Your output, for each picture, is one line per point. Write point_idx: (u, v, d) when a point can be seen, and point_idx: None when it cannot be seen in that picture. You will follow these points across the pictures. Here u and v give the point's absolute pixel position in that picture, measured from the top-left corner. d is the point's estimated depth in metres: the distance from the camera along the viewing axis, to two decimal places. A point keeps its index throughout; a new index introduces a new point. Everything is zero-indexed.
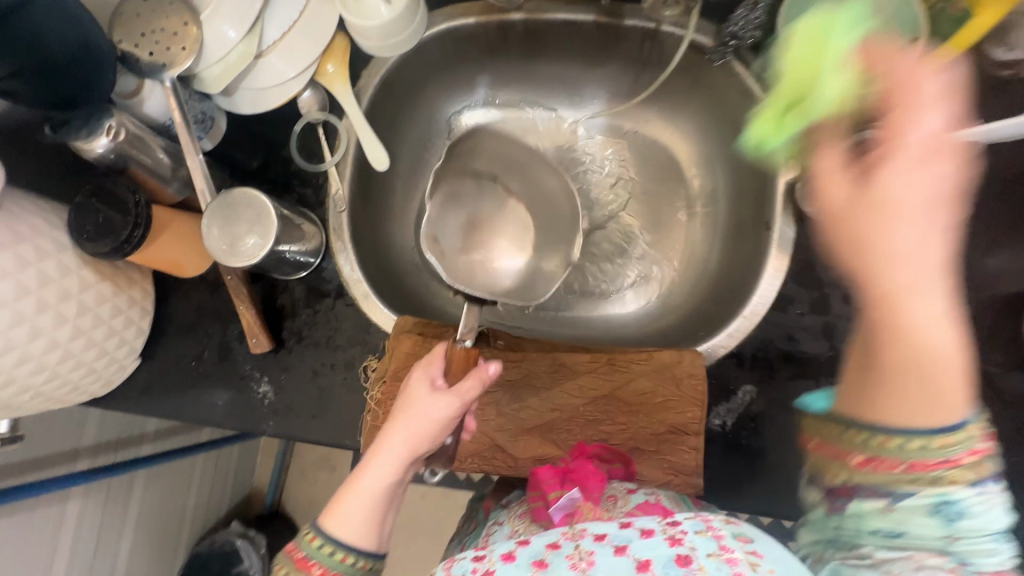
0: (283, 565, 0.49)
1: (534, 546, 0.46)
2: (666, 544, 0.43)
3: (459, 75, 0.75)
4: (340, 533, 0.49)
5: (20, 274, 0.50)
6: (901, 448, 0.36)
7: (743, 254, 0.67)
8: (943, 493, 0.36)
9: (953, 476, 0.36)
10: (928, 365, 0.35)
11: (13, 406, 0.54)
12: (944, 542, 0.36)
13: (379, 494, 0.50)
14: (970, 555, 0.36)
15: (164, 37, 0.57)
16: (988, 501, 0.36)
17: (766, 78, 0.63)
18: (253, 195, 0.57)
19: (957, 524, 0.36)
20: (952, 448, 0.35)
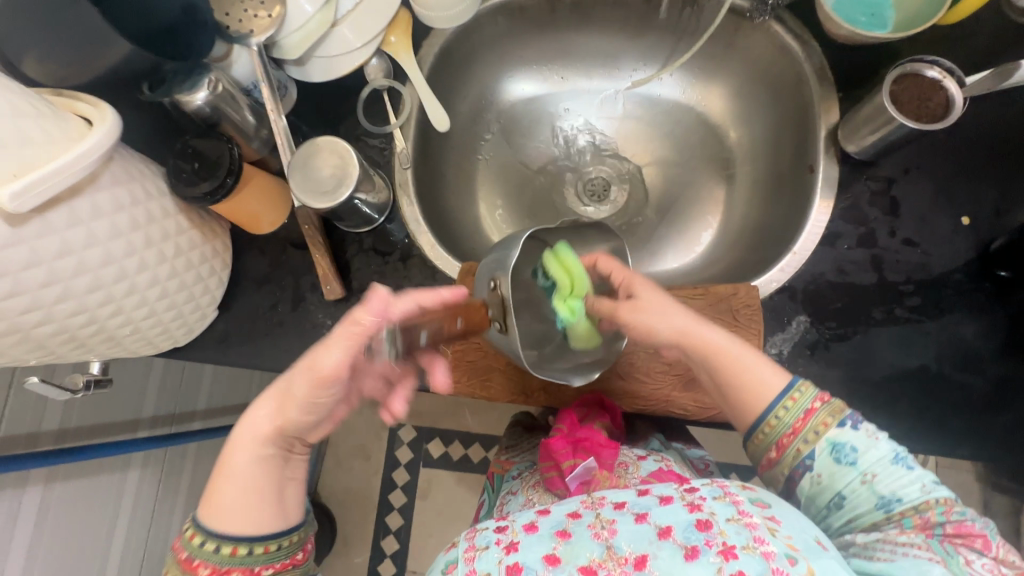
0: (171, 567, 0.45)
1: (555, 516, 0.50)
2: (685, 510, 0.47)
3: (507, 50, 0.80)
4: (219, 526, 0.45)
5: (132, 209, 0.53)
6: (779, 422, 0.52)
7: (786, 200, 0.71)
8: (829, 441, 0.50)
9: (825, 421, 0.51)
10: (741, 364, 0.54)
11: (115, 340, 0.58)
12: (872, 489, 0.48)
13: (249, 478, 0.47)
14: (893, 492, 0.48)
15: (251, 5, 0.63)
16: (868, 434, 0.50)
17: (803, 34, 0.67)
18: (335, 142, 0.62)
19: (859, 464, 0.49)
20: (802, 400, 0.52)
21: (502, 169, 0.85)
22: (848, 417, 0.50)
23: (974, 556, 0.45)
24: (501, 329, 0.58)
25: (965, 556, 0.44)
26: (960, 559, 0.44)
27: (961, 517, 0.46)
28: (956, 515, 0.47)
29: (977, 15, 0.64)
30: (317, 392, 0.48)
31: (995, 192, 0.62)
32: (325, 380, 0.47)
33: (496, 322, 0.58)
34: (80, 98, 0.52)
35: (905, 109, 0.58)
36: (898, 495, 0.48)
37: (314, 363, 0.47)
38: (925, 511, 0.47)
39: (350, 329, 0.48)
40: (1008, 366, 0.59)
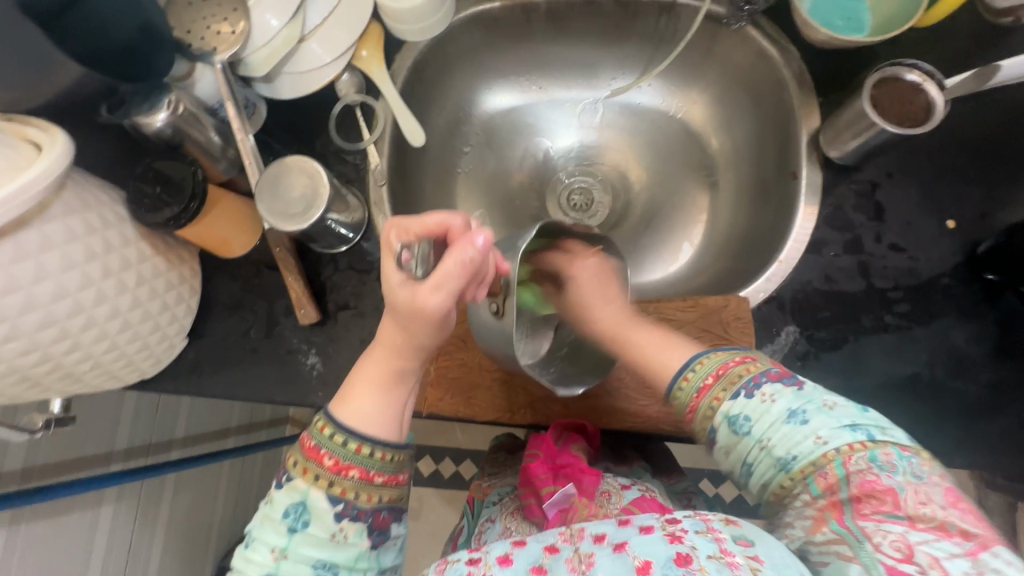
0: (296, 452, 0.48)
1: (531, 550, 0.47)
2: (665, 542, 0.43)
3: (483, 62, 0.79)
4: (349, 421, 0.48)
5: (88, 239, 0.50)
6: (685, 396, 0.50)
7: (770, 206, 0.70)
8: (725, 416, 0.47)
9: (718, 395, 0.48)
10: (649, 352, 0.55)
11: (74, 376, 0.55)
12: (770, 454, 0.45)
13: (383, 382, 0.51)
14: (788, 451, 0.44)
15: (215, 22, 0.60)
16: (763, 399, 0.46)
17: (781, 40, 0.67)
18: (305, 162, 0.59)
19: (754, 433, 0.46)
20: (702, 370, 0.50)
21: (481, 181, 0.83)
22: (743, 384, 0.47)
23: (885, 530, 0.39)
24: (496, 312, 0.53)
25: (877, 533, 0.39)
26: (871, 541, 0.39)
27: (864, 469, 0.41)
28: (859, 465, 0.42)
29: (954, 16, 0.64)
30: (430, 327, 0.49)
31: (979, 194, 0.62)
32: (434, 316, 0.47)
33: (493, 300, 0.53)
34: (30, 123, 0.50)
35: (886, 113, 0.57)
36: (792, 453, 0.44)
37: (419, 306, 0.47)
38: (825, 469, 0.42)
39: (450, 273, 0.45)
40: (1001, 370, 0.58)
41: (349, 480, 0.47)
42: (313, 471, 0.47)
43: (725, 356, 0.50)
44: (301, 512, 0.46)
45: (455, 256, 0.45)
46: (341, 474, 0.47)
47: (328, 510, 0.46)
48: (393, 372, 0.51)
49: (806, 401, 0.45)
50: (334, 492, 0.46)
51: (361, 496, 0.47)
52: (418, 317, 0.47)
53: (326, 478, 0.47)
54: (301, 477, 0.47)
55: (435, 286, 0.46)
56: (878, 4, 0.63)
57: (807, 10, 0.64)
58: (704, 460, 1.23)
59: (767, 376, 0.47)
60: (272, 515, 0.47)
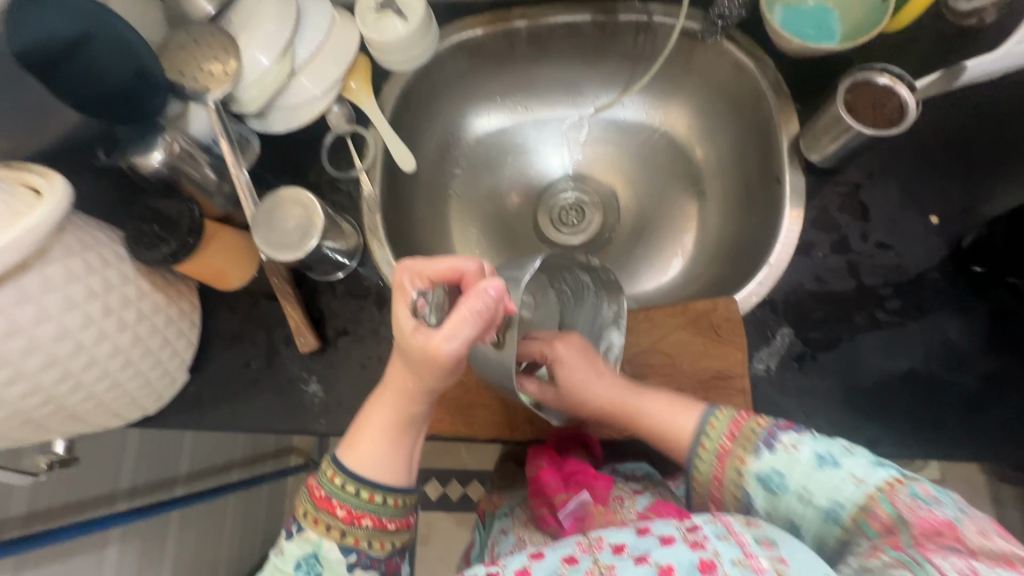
0: (307, 503, 0.48)
1: (548, 562, 0.47)
2: (687, 550, 0.43)
3: (468, 87, 0.81)
4: (358, 467, 0.48)
5: (88, 278, 0.51)
6: (710, 447, 0.51)
7: (756, 211, 0.71)
8: (753, 475, 0.48)
9: (742, 455, 0.49)
10: (672, 430, 0.54)
11: (77, 417, 0.55)
12: (812, 505, 0.45)
13: (387, 425, 0.49)
14: (832, 499, 0.45)
15: (206, 63, 0.61)
16: (786, 449, 0.47)
17: (755, 51, 0.69)
18: (297, 192, 0.61)
19: (789, 486, 0.46)
20: (717, 429, 0.51)
21: (474, 202, 0.84)
22: (762, 439, 0.49)
23: (948, 559, 0.36)
24: (497, 344, 0.52)
25: (939, 559, 0.36)
26: (933, 566, 0.35)
27: (912, 500, 0.41)
28: (904, 495, 0.41)
29: (921, 21, 0.66)
30: (439, 372, 0.46)
31: (959, 189, 0.63)
32: (446, 364, 0.46)
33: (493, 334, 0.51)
34: (29, 169, 0.51)
35: (859, 116, 0.59)
36: (838, 501, 0.44)
37: (431, 351, 0.45)
38: (873, 508, 0.42)
39: (462, 317, 0.44)
40: (996, 361, 0.58)
41: (361, 530, 0.47)
42: (325, 522, 0.47)
43: (738, 407, 0.52)
44: (313, 563, 0.47)
45: (469, 303, 0.44)
46: (354, 523, 0.47)
47: (340, 560, 0.47)
48: (402, 419, 0.50)
49: (831, 443, 0.47)
50: (347, 542, 0.47)
51: (375, 543, 0.48)
52: (429, 363, 0.46)
53: (338, 529, 0.47)
54: (313, 528, 0.47)
55: (448, 334, 0.44)
56: (846, 12, 0.66)
57: (778, 21, 0.66)
58: None
59: (781, 427, 0.49)
60: (282, 567, 0.47)
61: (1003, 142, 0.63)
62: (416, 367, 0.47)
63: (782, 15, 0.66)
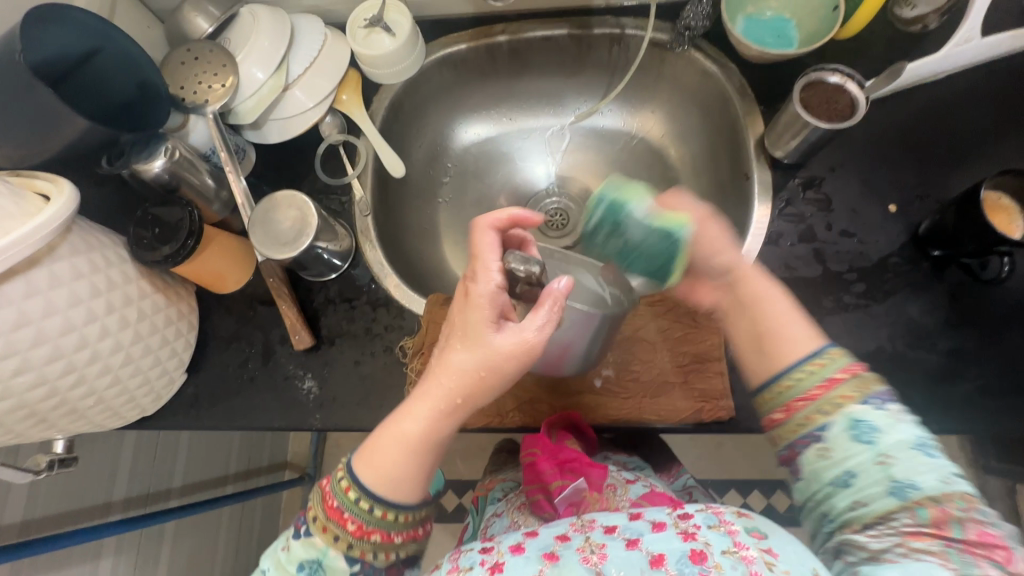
0: (318, 508, 0.51)
1: (543, 538, 0.49)
2: (679, 539, 0.45)
3: (455, 99, 0.85)
4: (370, 485, 0.50)
5: (92, 276, 0.54)
6: (801, 382, 0.49)
7: (728, 207, 0.75)
8: (849, 416, 0.46)
9: (846, 397, 0.47)
10: (782, 331, 0.53)
11: (78, 413, 0.57)
12: (886, 471, 0.44)
13: (405, 445, 0.50)
14: (908, 477, 0.43)
15: (205, 77, 0.65)
16: (893, 415, 0.46)
17: (720, 58, 0.74)
18: (294, 194, 0.64)
19: (877, 444, 0.45)
20: (827, 367, 0.48)
21: (462, 208, 0.88)
22: (875, 395, 0.46)
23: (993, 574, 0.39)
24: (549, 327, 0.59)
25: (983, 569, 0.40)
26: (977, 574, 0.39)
27: (983, 521, 0.41)
28: (978, 515, 0.42)
29: (870, 30, 0.71)
30: (522, 365, 0.51)
31: (913, 179, 0.67)
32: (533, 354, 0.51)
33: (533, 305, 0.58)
34: (38, 176, 0.54)
35: (816, 114, 0.64)
36: (914, 481, 0.43)
37: (525, 345, 0.50)
38: (944, 503, 0.42)
39: (543, 312, 0.50)
40: (957, 337, 0.62)
41: (369, 543, 0.50)
42: (333, 531, 0.50)
43: (837, 363, 0.48)
44: (316, 567, 0.50)
45: (552, 299, 0.50)
46: (362, 537, 0.50)
47: (345, 568, 0.50)
48: (437, 439, 0.52)
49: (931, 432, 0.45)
50: (353, 553, 0.50)
51: (379, 556, 0.51)
52: (522, 358, 0.51)
53: (347, 541, 0.50)
54: (321, 535, 0.50)
55: (541, 321, 0.50)
56: (802, 22, 0.71)
57: (739, 31, 0.71)
58: (706, 470, 1.25)
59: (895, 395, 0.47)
60: (287, 564, 0.50)
61: (952, 136, 0.68)
62: (500, 361, 0.50)
63: (742, 27, 0.72)
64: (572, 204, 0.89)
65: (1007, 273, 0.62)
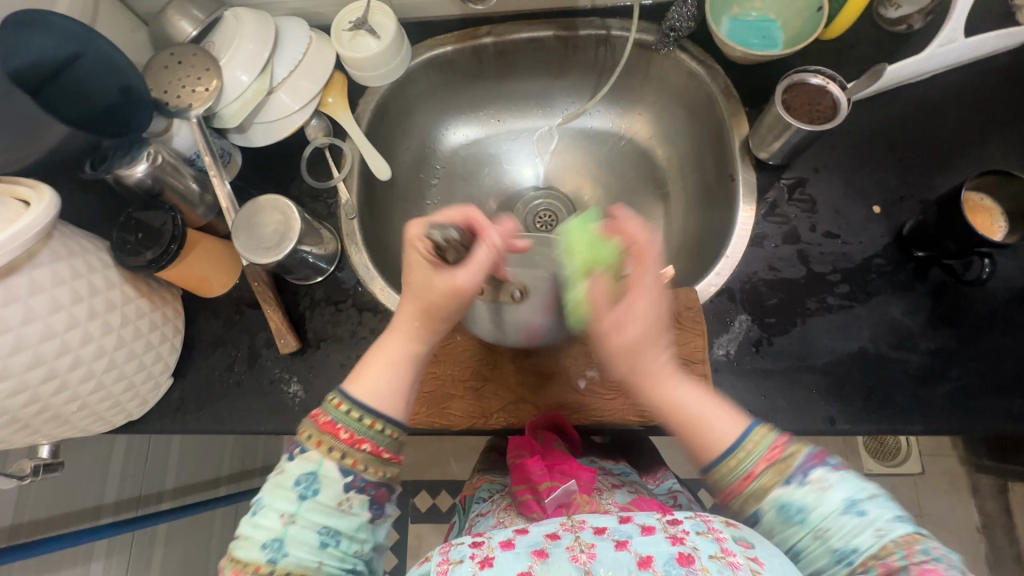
0: (308, 425, 0.49)
1: (532, 536, 0.49)
2: (667, 543, 0.45)
3: (442, 101, 0.85)
4: (364, 399, 0.50)
5: (74, 282, 0.54)
6: (729, 475, 0.48)
7: (714, 208, 0.75)
8: (774, 501, 0.46)
9: (769, 480, 0.46)
10: (703, 426, 0.51)
11: (62, 418, 0.57)
12: (826, 543, 0.44)
13: (392, 363, 0.54)
14: (846, 543, 0.43)
15: (189, 81, 0.65)
16: (816, 486, 0.45)
17: (706, 60, 0.74)
18: (279, 200, 0.64)
19: (809, 519, 0.45)
20: (753, 453, 0.47)
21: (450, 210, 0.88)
22: (795, 471, 0.46)
23: None
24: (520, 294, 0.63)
25: None
26: None
27: (926, 560, 0.40)
28: (920, 556, 0.41)
29: (856, 30, 0.71)
30: (460, 306, 0.56)
31: (897, 181, 0.67)
32: (466, 296, 0.56)
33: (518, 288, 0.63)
34: (18, 182, 0.54)
35: (799, 116, 0.64)
36: (852, 545, 0.43)
37: (456, 286, 0.55)
38: (886, 557, 0.42)
39: (479, 257, 0.56)
40: (940, 339, 0.62)
41: (360, 453, 0.48)
42: (327, 444, 0.47)
43: (756, 448, 0.47)
44: (311, 480, 0.46)
45: (488, 243, 0.56)
46: (354, 446, 0.48)
47: (339, 479, 0.47)
48: (409, 358, 0.55)
49: (858, 488, 0.45)
50: (345, 464, 0.47)
51: (371, 470, 0.48)
52: (456, 299, 0.55)
53: (339, 450, 0.47)
54: (315, 449, 0.47)
55: (469, 267, 0.55)
56: (787, 22, 0.71)
57: (724, 33, 0.71)
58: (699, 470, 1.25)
59: (817, 460, 0.46)
60: (282, 483, 0.46)
61: (936, 136, 0.68)
62: (441, 297, 0.54)
63: (728, 28, 0.72)
64: (561, 206, 0.89)
65: (989, 275, 0.61)
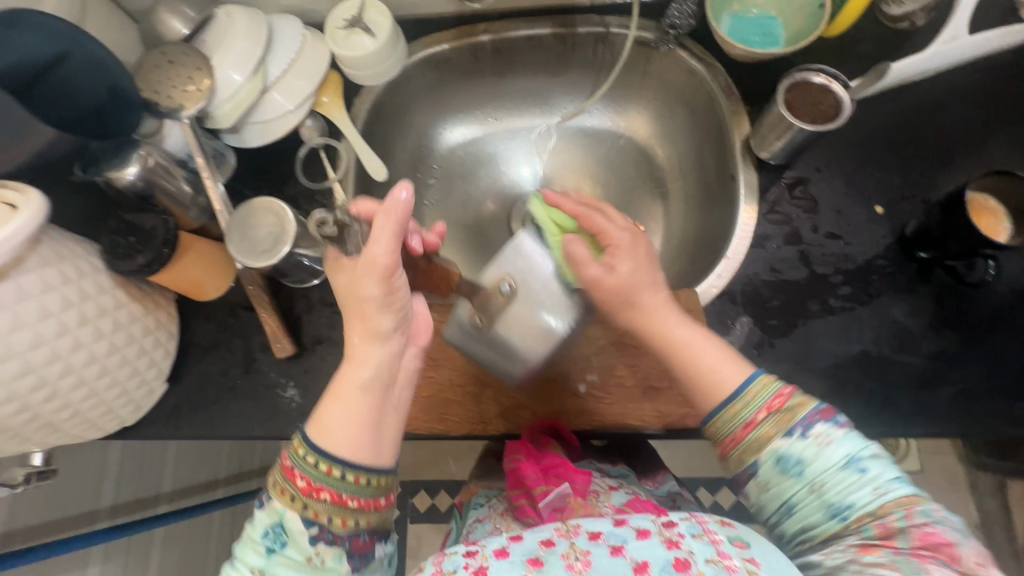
0: (275, 472, 0.48)
1: (527, 543, 0.48)
2: (663, 547, 0.45)
3: (438, 99, 0.84)
4: (321, 441, 0.48)
5: (64, 288, 0.53)
6: (734, 419, 0.50)
7: (714, 208, 0.74)
8: (774, 453, 0.47)
9: (769, 429, 0.48)
10: (706, 372, 0.53)
11: (54, 425, 0.56)
12: (821, 498, 0.46)
13: (354, 400, 0.50)
14: (843, 498, 0.45)
15: (180, 81, 0.63)
16: (819, 441, 0.47)
17: (706, 57, 0.73)
18: (271, 201, 0.63)
19: (806, 473, 0.47)
20: (758, 397, 0.49)
21: (447, 210, 0.87)
22: (797, 421, 0.48)
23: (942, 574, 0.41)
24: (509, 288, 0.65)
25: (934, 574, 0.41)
26: None
27: (926, 522, 0.43)
28: (920, 518, 0.43)
29: (858, 27, 0.70)
30: (387, 285, 0.50)
31: (900, 180, 0.66)
32: (385, 268, 0.50)
33: (507, 280, 0.65)
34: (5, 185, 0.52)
35: (800, 115, 0.63)
36: (848, 501, 0.45)
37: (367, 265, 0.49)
38: (882, 516, 0.44)
39: (380, 228, 0.49)
40: (942, 341, 0.61)
41: (320, 503, 0.46)
42: (289, 492, 0.47)
43: (761, 395, 0.49)
44: (279, 532, 0.47)
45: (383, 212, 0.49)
46: (313, 496, 0.46)
47: (302, 531, 0.46)
48: (371, 392, 0.50)
49: (860, 446, 0.47)
50: (308, 514, 0.46)
51: (336, 520, 0.46)
52: (376, 280, 0.50)
53: (300, 500, 0.46)
54: (278, 498, 0.47)
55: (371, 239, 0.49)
56: (788, 20, 0.70)
57: (726, 31, 0.70)
58: (699, 469, 1.25)
59: (821, 415, 0.48)
60: (252, 534, 0.47)
61: (939, 135, 0.67)
62: (365, 284, 0.50)
63: (728, 25, 0.71)
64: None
65: (992, 275, 0.61)
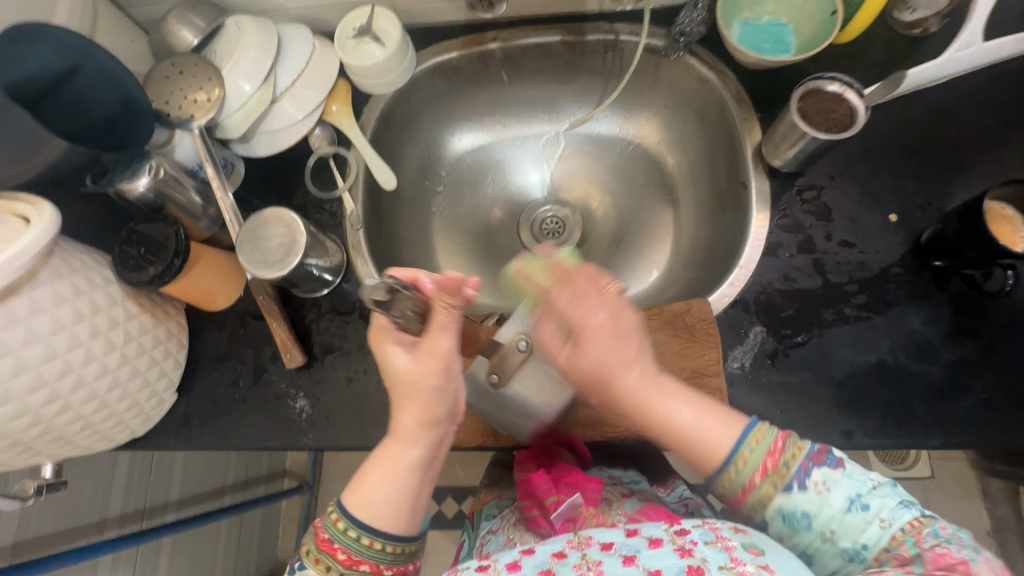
0: (311, 542, 0.50)
1: (539, 556, 0.47)
2: (675, 556, 0.45)
3: (447, 107, 0.84)
4: (361, 515, 0.50)
5: (76, 300, 0.53)
6: (734, 484, 0.49)
7: (725, 215, 0.74)
8: (777, 510, 0.47)
9: (769, 489, 0.48)
10: (703, 443, 0.50)
11: (65, 438, 0.56)
12: (834, 545, 0.46)
13: (399, 477, 0.51)
14: (856, 540, 0.45)
15: (190, 91, 0.63)
16: (817, 489, 0.46)
17: (717, 65, 0.72)
18: (283, 213, 0.63)
19: (814, 525, 0.46)
20: (751, 460, 0.48)
21: (456, 219, 0.87)
22: (795, 476, 0.47)
23: None
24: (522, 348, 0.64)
25: None
26: None
27: (936, 544, 0.42)
28: (930, 540, 0.43)
29: (870, 33, 0.70)
30: (448, 378, 0.52)
31: (914, 187, 0.66)
32: (450, 363, 0.52)
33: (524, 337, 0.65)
34: (17, 198, 0.52)
35: (814, 123, 0.63)
36: (862, 542, 0.45)
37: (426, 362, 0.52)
38: (896, 548, 0.44)
39: (441, 323, 0.52)
40: (959, 350, 0.60)
41: (359, 572, 0.49)
42: (326, 562, 0.49)
43: (754, 455, 0.48)
44: None
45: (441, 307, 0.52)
46: (352, 567, 0.49)
47: None
48: (414, 466, 0.52)
49: (860, 482, 0.46)
50: None
51: None
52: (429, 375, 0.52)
53: (338, 569, 0.49)
54: (314, 566, 0.49)
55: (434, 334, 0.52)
56: (800, 27, 0.70)
57: (736, 38, 0.70)
58: None
59: (813, 461, 0.47)
60: None
61: (953, 142, 0.66)
62: (418, 376, 0.52)
63: (739, 32, 0.70)
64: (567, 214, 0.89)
65: (1012, 285, 0.61)
